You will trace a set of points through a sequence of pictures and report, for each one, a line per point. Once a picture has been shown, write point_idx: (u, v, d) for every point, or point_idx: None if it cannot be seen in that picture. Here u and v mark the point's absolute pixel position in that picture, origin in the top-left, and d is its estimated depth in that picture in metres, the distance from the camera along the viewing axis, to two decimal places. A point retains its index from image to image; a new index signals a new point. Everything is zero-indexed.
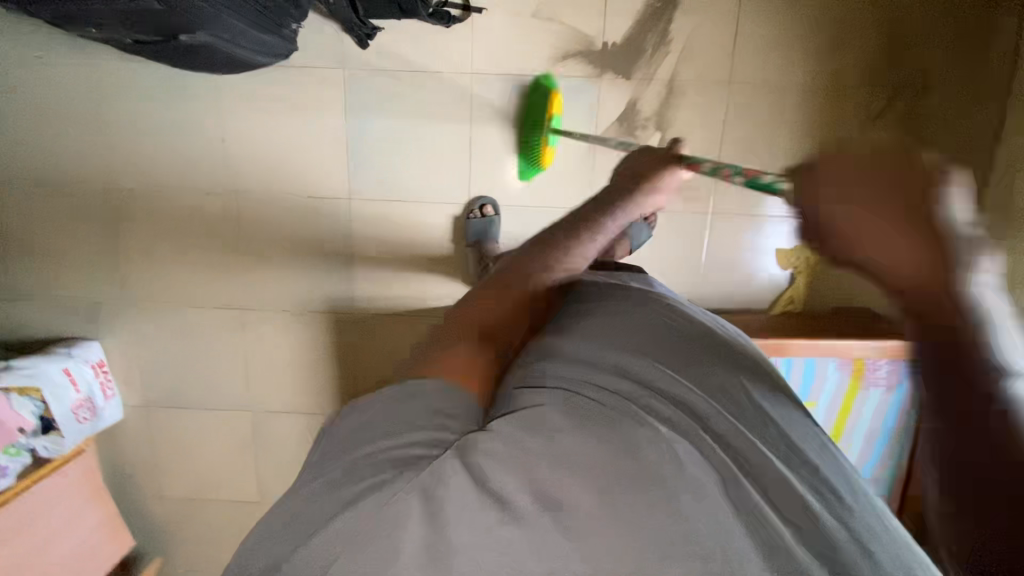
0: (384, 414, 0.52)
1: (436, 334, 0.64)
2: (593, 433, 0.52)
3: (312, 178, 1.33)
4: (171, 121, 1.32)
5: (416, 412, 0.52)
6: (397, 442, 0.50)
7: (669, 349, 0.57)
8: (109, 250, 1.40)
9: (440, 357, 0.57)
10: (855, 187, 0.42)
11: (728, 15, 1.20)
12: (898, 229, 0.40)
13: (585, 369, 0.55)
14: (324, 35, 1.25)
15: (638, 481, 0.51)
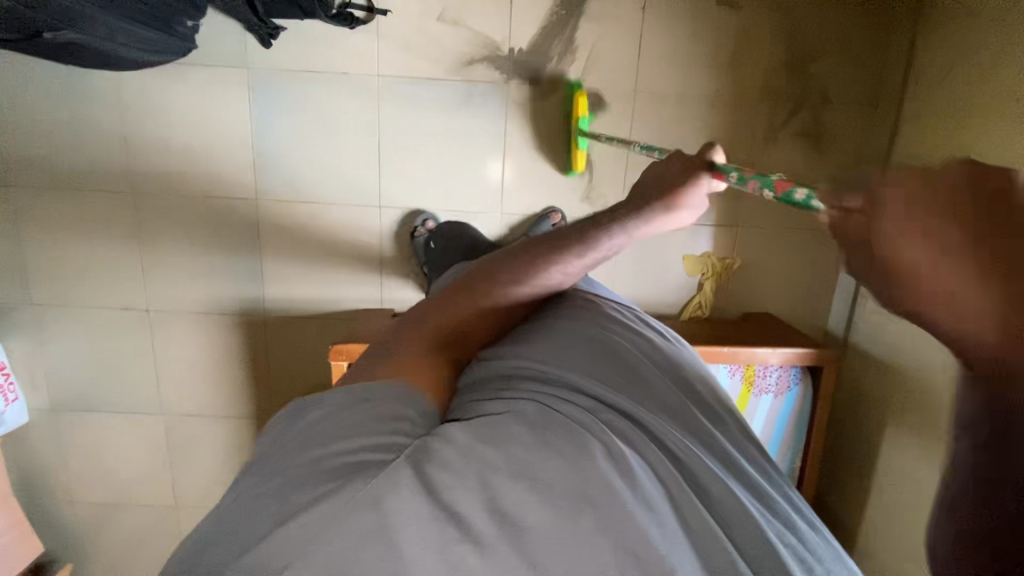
0: (337, 421, 0.55)
1: (398, 337, 0.72)
2: (555, 449, 0.53)
3: (219, 177, 1.31)
4: (67, 119, 1.28)
5: (371, 421, 0.55)
6: (351, 448, 0.52)
7: (613, 371, 0.64)
8: (7, 251, 1.36)
9: (402, 360, 0.66)
10: (932, 220, 0.51)
11: (631, 25, 1.22)
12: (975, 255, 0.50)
13: (537, 402, 0.58)
14: (226, 34, 1.22)
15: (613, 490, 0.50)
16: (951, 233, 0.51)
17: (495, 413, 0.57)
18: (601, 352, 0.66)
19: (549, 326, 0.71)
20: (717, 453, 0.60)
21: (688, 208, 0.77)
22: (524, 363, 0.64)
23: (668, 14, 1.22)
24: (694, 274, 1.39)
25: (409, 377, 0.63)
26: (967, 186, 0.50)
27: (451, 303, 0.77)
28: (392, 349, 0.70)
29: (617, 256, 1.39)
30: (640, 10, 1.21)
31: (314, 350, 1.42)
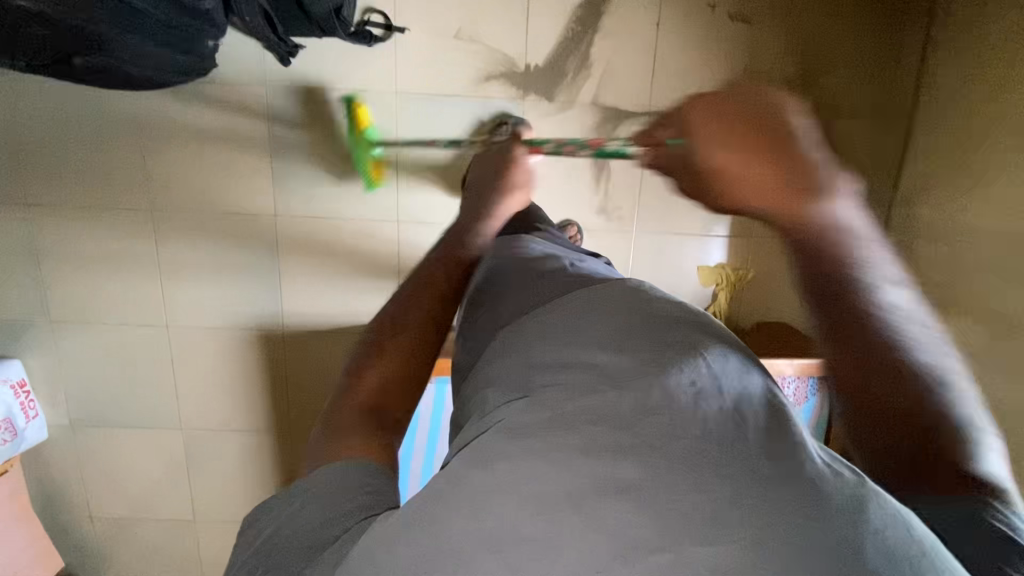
0: (303, 503, 0.49)
1: (331, 423, 0.56)
2: (558, 431, 0.41)
3: (238, 194, 1.33)
4: (87, 138, 1.29)
5: (336, 491, 0.48)
6: (323, 524, 0.46)
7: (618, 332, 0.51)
8: (27, 269, 1.37)
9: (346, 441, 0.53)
10: (726, 132, 0.45)
11: (646, 40, 1.23)
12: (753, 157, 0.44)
13: (527, 382, 0.50)
14: (245, 53, 1.24)
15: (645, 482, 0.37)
16: (736, 143, 0.44)
17: (492, 407, 0.49)
18: (597, 313, 0.56)
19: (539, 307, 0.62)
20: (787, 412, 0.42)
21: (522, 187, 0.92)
22: (521, 346, 0.56)
23: (682, 29, 1.23)
24: (709, 285, 1.40)
25: (358, 451, 0.52)
26: (745, 102, 0.44)
27: (380, 345, 0.62)
28: (329, 437, 0.55)
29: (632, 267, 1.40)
30: (655, 26, 1.22)
31: (331, 363, 1.43)
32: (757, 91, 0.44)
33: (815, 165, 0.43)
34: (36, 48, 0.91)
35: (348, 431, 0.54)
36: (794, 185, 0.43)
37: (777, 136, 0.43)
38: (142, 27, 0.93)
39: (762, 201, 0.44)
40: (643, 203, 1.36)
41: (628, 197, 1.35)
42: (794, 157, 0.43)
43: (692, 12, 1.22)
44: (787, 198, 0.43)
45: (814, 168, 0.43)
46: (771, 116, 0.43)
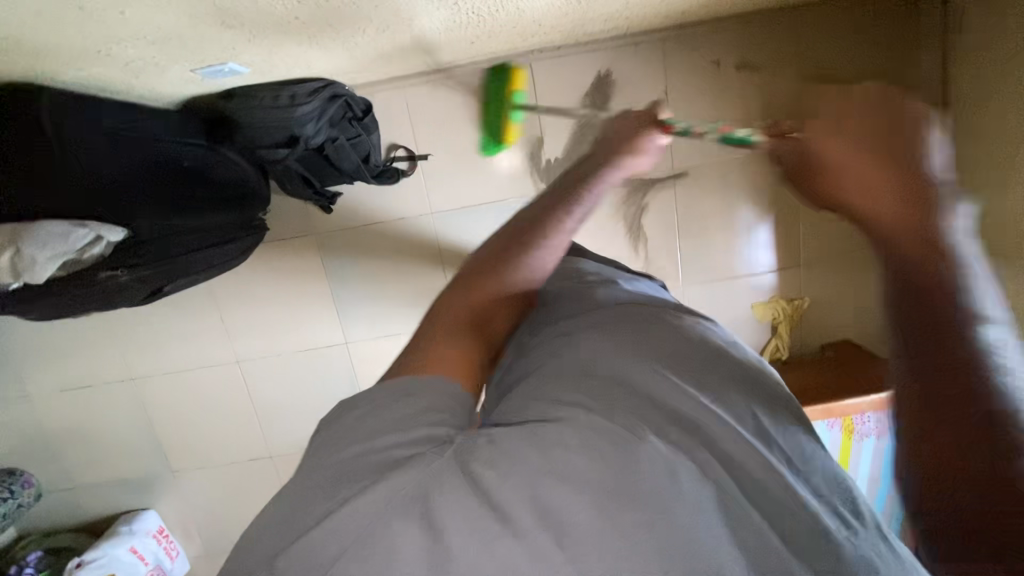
0: (369, 418, 0.50)
1: (413, 341, 0.61)
2: (587, 450, 0.49)
3: (309, 331, 1.44)
4: (170, 311, 1.42)
5: (404, 413, 0.50)
6: (372, 449, 0.48)
7: (667, 358, 0.59)
8: (145, 431, 1.53)
9: (432, 359, 0.57)
10: (859, 137, 0.54)
11: (659, 109, 1.26)
12: (882, 164, 0.52)
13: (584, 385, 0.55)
14: (291, 207, 1.34)
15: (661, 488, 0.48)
16: (864, 142, 0.53)
17: (552, 399, 0.53)
18: (667, 340, 0.62)
19: (589, 315, 0.66)
20: (785, 444, 0.57)
21: (647, 153, 0.91)
22: (569, 343, 0.61)
23: (692, 91, 1.25)
24: (766, 320, 1.42)
25: (445, 370, 0.56)
26: (883, 115, 0.53)
27: (477, 284, 0.67)
28: (426, 342, 0.60)
29: None
30: (663, 95, 1.25)
31: None
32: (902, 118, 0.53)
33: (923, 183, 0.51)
34: (135, 295, 1.01)
35: (440, 342, 0.59)
36: (901, 187, 0.51)
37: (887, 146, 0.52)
38: (206, 236, 1.02)
39: (868, 202, 0.52)
40: (686, 258, 1.38)
41: (670, 254, 1.38)
42: (904, 168, 0.52)
43: (699, 73, 1.24)
44: (891, 201, 0.51)
45: (927, 185, 0.51)
46: (908, 138, 0.52)
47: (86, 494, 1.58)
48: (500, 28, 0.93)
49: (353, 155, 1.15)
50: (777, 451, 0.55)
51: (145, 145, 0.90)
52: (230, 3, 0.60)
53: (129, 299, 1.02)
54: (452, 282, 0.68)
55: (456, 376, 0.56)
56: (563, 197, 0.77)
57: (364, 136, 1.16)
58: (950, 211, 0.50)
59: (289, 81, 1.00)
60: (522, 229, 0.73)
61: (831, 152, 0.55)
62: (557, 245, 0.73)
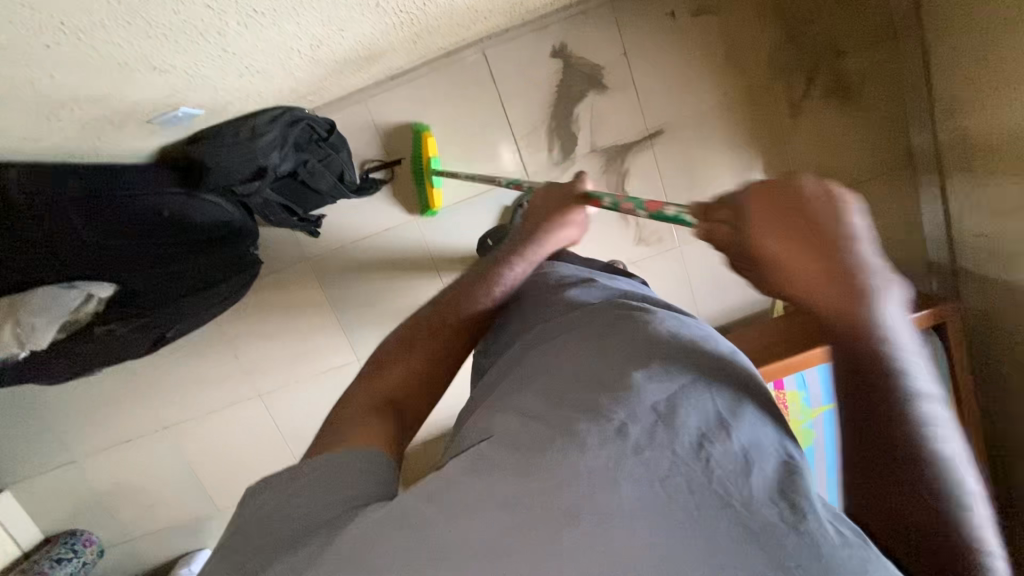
0: (303, 487, 0.47)
1: (335, 413, 0.59)
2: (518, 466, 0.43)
3: (320, 354, 1.47)
4: (186, 358, 1.47)
5: (340, 480, 0.47)
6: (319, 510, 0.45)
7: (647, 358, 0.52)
8: (185, 476, 1.59)
9: (351, 430, 0.55)
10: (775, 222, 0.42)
11: (622, 72, 1.24)
12: (830, 262, 0.39)
13: (537, 382, 0.53)
14: (280, 237, 1.37)
15: (627, 503, 0.40)
16: (776, 223, 0.42)
17: (505, 406, 0.51)
18: (632, 336, 0.54)
19: (555, 320, 0.64)
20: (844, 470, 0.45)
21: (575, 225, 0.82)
22: (527, 350, 0.61)
23: (652, 47, 1.22)
24: None
25: (364, 437, 0.54)
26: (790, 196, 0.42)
27: (404, 343, 0.67)
28: (351, 404, 0.60)
29: (692, 277, 1.40)
30: (623, 56, 1.23)
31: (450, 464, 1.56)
32: (834, 198, 0.40)
33: (870, 270, 0.39)
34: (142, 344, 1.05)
35: (357, 416, 0.57)
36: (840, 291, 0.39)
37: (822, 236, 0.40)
38: (200, 279, 1.07)
39: (812, 292, 0.41)
40: (678, 217, 1.35)
41: (661, 216, 1.35)
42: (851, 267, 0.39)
43: (657, 27, 1.21)
44: (843, 303, 0.39)
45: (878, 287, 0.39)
46: (834, 211, 0.40)
47: (145, 544, 1.65)
48: (438, 21, 0.92)
49: (327, 176, 1.17)
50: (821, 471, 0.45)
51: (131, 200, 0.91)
52: (155, 50, 0.62)
53: (136, 349, 1.06)
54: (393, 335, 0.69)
55: (375, 441, 0.53)
56: (493, 261, 0.78)
57: (334, 155, 1.17)
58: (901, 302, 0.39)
59: (247, 114, 1.03)
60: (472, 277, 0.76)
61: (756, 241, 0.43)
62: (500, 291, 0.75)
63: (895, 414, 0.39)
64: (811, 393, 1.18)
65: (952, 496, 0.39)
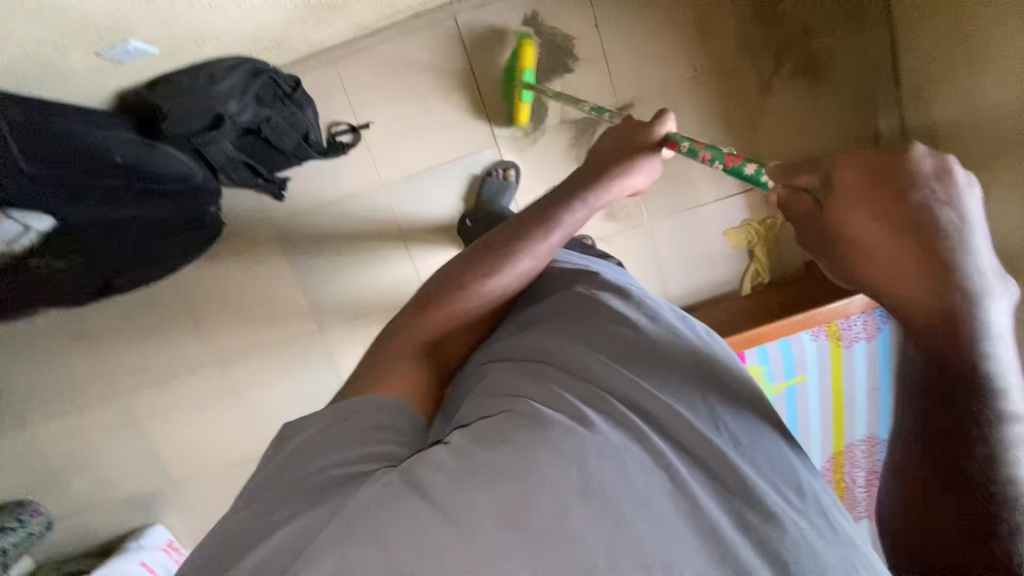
0: (320, 434, 0.59)
1: (367, 360, 0.72)
2: (511, 441, 0.53)
3: (284, 322, 1.44)
4: (144, 322, 1.44)
5: (360, 429, 0.59)
6: (334, 458, 0.56)
7: (611, 347, 0.66)
8: (140, 446, 1.54)
9: (379, 379, 0.67)
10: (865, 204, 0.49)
11: (593, 44, 1.23)
12: (902, 240, 0.47)
13: (539, 372, 0.63)
14: (244, 200, 1.34)
15: (609, 484, 0.51)
16: (865, 198, 0.49)
17: (505, 393, 0.62)
18: (599, 333, 0.68)
19: (547, 302, 0.75)
20: (741, 432, 0.61)
21: (639, 172, 0.86)
22: (526, 331, 0.71)
23: (623, 20, 1.22)
24: (740, 245, 1.38)
25: (389, 388, 0.66)
26: (880, 179, 0.49)
27: (427, 309, 0.75)
28: (382, 352, 0.72)
29: (660, 255, 1.39)
30: (593, 29, 1.23)
31: None
32: (943, 169, 0.47)
33: (960, 258, 0.45)
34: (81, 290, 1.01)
35: (391, 362, 0.70)
36: (922, 258, 0.46)
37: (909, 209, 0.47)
38: (154, 227, 1.06)
39: (890, 266, 0.48)
40: (647, 194, 1.34)
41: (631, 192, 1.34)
42: (934, 239, 0.46)
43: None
44: (916, 272, 0.47)
45: (963, 266, 0.45)
46: (913, 200, 0.47)
47: (97, 517, 1.60)
48: None
49: (291, 134, 1.16)
50: (721, 430, 0.61)
51: (77, 136, 0.90)
52: None
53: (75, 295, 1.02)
54: (439, 274, 0.80)
55: (400, 391, 0.66)
56: (530, 217, 0.81)
57: (299, 113, 1.16)
58: (983, 296, 0.45)
59: (206, 61, 1.02)
60: (493, 242, 0.79)
61: (840, 217, 0.51)
62: (534, 259, 0.78)
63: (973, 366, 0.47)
64: (772, 367, 1.16)
65: (1002, 436, 0.47)
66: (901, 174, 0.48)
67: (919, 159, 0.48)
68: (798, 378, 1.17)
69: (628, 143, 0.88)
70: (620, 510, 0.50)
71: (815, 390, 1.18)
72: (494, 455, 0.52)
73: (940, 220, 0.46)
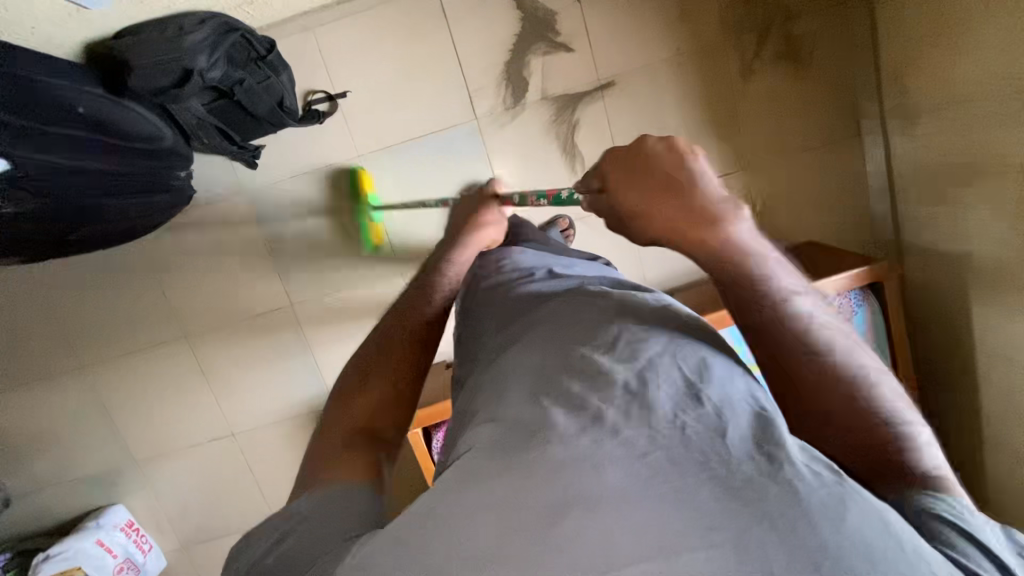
0: (300, 528, 0.49)
1: (313, 450, 0.61)
2: (498, 471, 0.46)
3: (255, 296, 1.41)
4: (110, 292, 1.39)
5: (337, 517, 0.50)
6: (329, 539, 0.47)
7: (584, 339, 0.56)
8: (103, 422, 1.49)
9: (335, 461, 0.57)
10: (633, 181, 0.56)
11: (575, 20, 1.23)
12: (670, 197, 0.53)
13: (525, 389, 0.54)
14: (217, 168, 1.32)
15: (588, 484, 0.43)
16: (638, 185, 0.55)
17: (483, 417, 0.53)
18: (572, 325, 0.60)
19: (527, 315, 0.67)
20: (709, 393, 0.48)
21: (491, 223, 0.98)
22: (507, 351, 0.62)
23: None
24: None
25: (336, 470, 0.55)
26: (644, 162, 0.56)
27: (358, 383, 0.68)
28: (331, 433, 0.61)
29: (640, 238, 1.37)
30: (576, 4, 1.22)
31: None
32: (673, 142, 0.55)
33: (713, 197, 0.53)
34: (39, 241, 0.99)
35: (337, 443, 0.60)
36: (688, 216, 0.53)
37: (667, 176, 0.54)
38: (118, 185, 1.03)
39: (678, 226, 0.53)
40: None
41: None
42: (695, 198, 0.53)
43: None
44: (695, 229, 0.52)
45: (716, 205, 0.53)
46: (677, 163, 0.54)
47: (54, 496, 1.54)
48: None
49: (265, 98, 1.13)
50: (690, 397, 0.48)
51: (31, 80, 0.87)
52: None
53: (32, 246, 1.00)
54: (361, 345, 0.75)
55: (356, 469, 0.56)
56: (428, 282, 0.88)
57: (274, 78, 1.13)
58: (736, 221, 0.53)
59: (177, 14, 1.01)
60: (405, 299, 0.82)
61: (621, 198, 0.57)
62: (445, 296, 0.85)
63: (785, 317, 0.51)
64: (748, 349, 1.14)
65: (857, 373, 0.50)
66: (649, 154, 0.55)
67: (654, 142, 0.55)
68: None
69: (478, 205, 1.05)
70: (601, 506, 0.41)
71: None
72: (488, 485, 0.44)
73: (687, 174, 0.53)
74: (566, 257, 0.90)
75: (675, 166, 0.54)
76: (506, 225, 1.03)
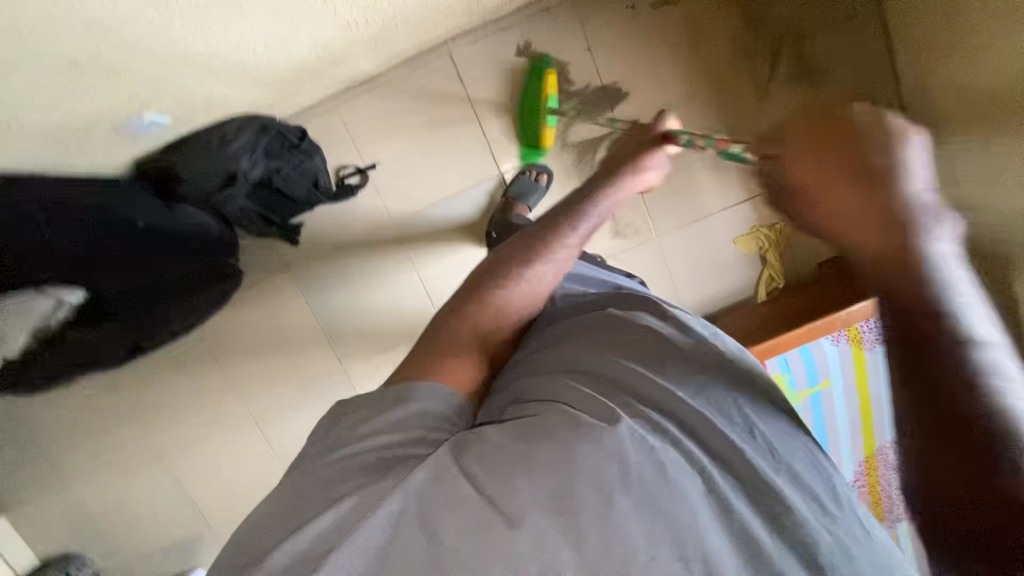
0: (379, 416, 0.65)
1: (418, 350, 0.79)
2: (535, 443, 0.58)
3: (307, 361, 1.47)
4: (172, 373, 1.47)
5: (409, 417, 0.65)
6: (398, 437, 0.63)
7: (644, 351, 0.70)
8: (176, 494, 1.57)
9: (441, 369, 0.73)
10: (822, 150, 0.48)
11: (587, 68, 1.25)
12: (852, 179, 0.45)
13: (588, 383, 0.68)
14: (261, 248, 1.38)
15: (644, 478, 0.57)
16: (818, 151, 0.48)
17: (544, 399, 0.67)
18: (622, 335, 0.73)
19: (562, 322, 0.83)
20: (753, 417, 0.65)
21: (653, 167, 0.92)
22: (560, 347, 0.76)
23: (615, 41, 1.24)
24: (751, 251, 1.38)
25: (451, 380, 0.72)
26: (853, 126, 0.46)
27: (484, 298, 0.84)
28: (439, 345, 0.78)
29: (673, 267, 1.39)
30: (587, 53, 1.24)
31: None
32: (889, 121, 0.45)
33: (917, 199, 0.43)
34: (115, 348, 1.05)
35: (447, 352, 0.77)
36: (872, 202, 0.44)
37: (861, 155, 0.44)
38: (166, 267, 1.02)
39: (841, 219, 0.46)
40: (654, 207, 1.35)
41: (638, 208, 1.35)
42: (886, 200, 0.43)
43: (617, 21, 1.23)
44: (872, 221, 0.44)
45: (909, 206, 0.43)
46: (886, 143, 0.44)
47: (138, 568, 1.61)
48: None
49: (301, 182, 1.19)
50: (739, 421, 0.64)
51: (68, 183, 0.84)
52: None
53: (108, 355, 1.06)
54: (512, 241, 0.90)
55: (458, 385, 0.73)
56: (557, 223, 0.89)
57: (307, 161, 1.20)
58: (930, 227, 0.43)
59: (216, 123, 1.07)
60: (517, 254, 0.88)
61: (788, 166, 0.51)
62: (557, 258, 0.87)
63: (949, 356, 0.43)
64: (796, 374, 1.16)
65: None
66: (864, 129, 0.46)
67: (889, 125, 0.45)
68: (822, 382, 1.17)
69: (640, 142, 0.94)
70: (659, 501, 0.56)
71: (840, 393, 1.18)
72: (530, 451, 0.57)
73: (888, 157, 0.44)
74: (608, 271, 1.06)
75: (875, 144, 0.45)
76: (660, 173, 0.94)
